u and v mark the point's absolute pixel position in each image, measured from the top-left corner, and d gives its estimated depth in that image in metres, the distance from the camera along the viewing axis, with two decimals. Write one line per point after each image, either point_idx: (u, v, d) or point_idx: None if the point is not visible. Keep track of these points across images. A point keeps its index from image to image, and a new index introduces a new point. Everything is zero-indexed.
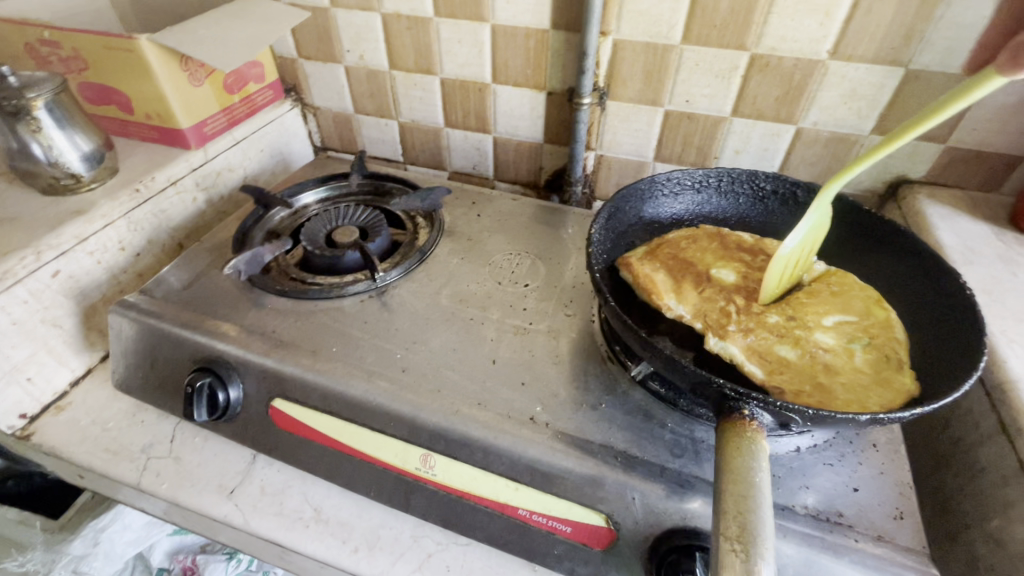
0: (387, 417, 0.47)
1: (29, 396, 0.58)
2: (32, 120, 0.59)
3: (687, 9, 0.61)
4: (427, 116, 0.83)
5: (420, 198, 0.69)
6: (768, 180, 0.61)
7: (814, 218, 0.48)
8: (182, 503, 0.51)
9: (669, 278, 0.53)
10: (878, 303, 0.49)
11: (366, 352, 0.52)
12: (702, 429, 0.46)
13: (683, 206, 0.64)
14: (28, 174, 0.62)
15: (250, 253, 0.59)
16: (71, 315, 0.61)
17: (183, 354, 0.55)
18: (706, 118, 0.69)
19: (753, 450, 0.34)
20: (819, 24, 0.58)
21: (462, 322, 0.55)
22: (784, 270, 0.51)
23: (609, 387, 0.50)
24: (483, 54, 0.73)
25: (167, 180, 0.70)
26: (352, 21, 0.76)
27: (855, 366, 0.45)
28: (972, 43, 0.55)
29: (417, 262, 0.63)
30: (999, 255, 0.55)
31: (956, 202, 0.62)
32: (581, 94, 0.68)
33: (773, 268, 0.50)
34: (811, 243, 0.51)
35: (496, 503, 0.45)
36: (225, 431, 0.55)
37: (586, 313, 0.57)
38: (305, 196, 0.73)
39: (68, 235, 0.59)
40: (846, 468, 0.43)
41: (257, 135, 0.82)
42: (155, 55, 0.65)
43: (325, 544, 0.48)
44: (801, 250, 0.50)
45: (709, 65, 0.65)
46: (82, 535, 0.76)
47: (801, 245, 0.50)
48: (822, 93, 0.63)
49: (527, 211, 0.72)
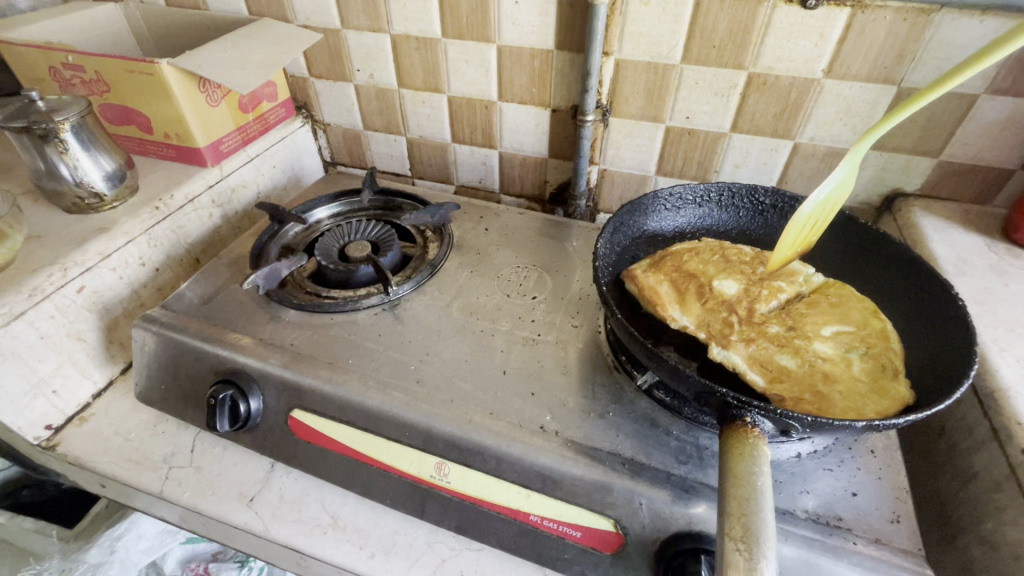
0: (403, 427, 0.49)
1: (54, 408, 0.60)
2: (59, 142, 0.61)
3: (687, 31, 0.64)
4: (435, 132, 0.85)
5: (431, 212, 0.72)
6: (767, 195, 0.63)
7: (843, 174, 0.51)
8: (203, 511, 0.53)
9: (673, 290, 0.55)
10: (875, 314, 0.51)
11: (381, 364, 0.54)
12: (706, 436, 0.48)
13: (686, 220, 0.66)
14: (54, 193, 0.65)
15: (269, 268, 0.62)
16: (94, 329, 0.63)
17: (204, 367, 0.57)
18: (706, 133, 0.71)
19: (755, 455, 0.36)
20: (814, 44, 0.60)
21: (473, 333, 0.57)
22: (805, 226, 0.55)
23: (616, 396, 0.51)
24: (489, 73, 0.75)
25: (185, 197, 0.72)
26: (363, 42, 0.78)
27: (853, 375, 0.47)
28: (961, 62, 0.58)
29: (428, 275, 0.65)
30: (991, 266, 0.57)
31: (949, 214, 0.64)
32: (585, 111, 0.71)
33: (795, 223, 0.53)
34: (834, 204, 0.54)
35: (508, 509, 0.47)
36: (245, 441, 0.57)
37: (592, 324, 0.59)
38: (318, 211, 0.76)
39: (93, 252, 0.61)
40: (846, 473, 0.45)
41: (270, 152, 0.84)
42: (175, 78, 0.68)
43: (343, 550, 0.50)
44: (824, 209, 0.54)
45: (709, 83, 0.67)
46: (99, 544, 0.78)
47: (824, 203, 0.53)
48: (818, 110, 0.65)
49: (533, 224, 0.75)
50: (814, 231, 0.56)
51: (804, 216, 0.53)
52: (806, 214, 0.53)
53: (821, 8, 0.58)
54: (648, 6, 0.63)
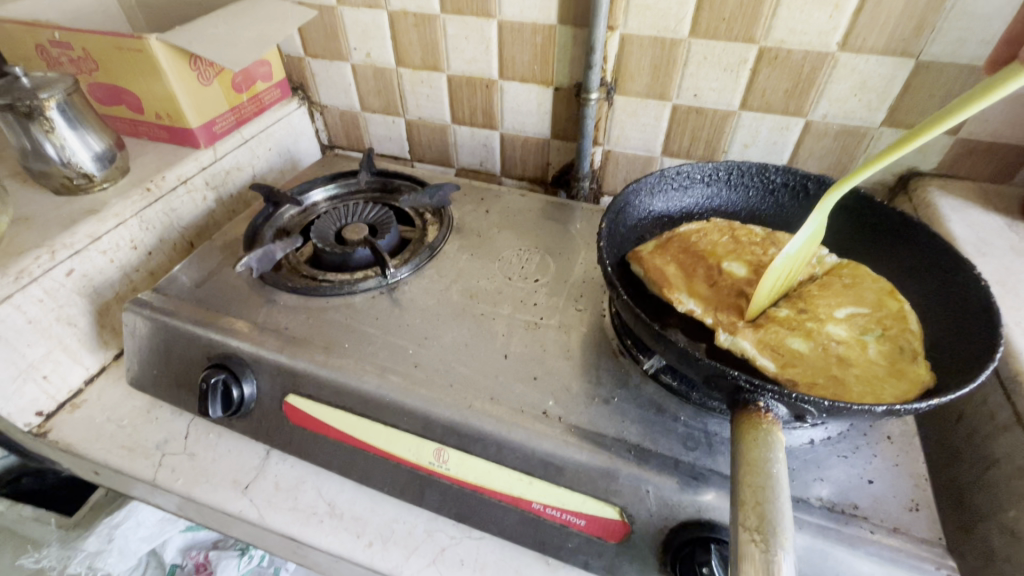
0: (401, 412, 0.47)
1: (45, 394, 0.59)
2: (46, 120, 0.59)
3: (695, 3, 0.61)
4: (434, 113, 0.83)
5: (428, 194, 0.70)
6: (778, 173, 0.61)
7: (815, 225, 0.48)
8: (197, 499, 0.52)
9: (680, 272, 0.53)
10: (892, 294, 0.48)
11: (379, 348, 0.52)
12: (715, 422, 0.46)
13: (693, 200, 0.64)
14: (41, 174, 0.63)
15: (262, 250, 0.60)
16: (85, 314, 0.61)
17: (197, 351, 0.55)
18: (714, 112, 0.69)
19: (769, 442, 0.34)
20: (829, 16, 0.58)
21: (473, 317, 0.56)
22: (778, 280, 0.50)
23: (621, 381, 0.50)
24: (490, 51, 0.73)
25: (177, 179, 0.70)
26: (359, 19, 0.76)
27: (868, 358, 0.45)
28: (984, 33, 0.55)
29: (427, 258, 0.63)
30: (1012, 247, 0.55)
31: (968, 194, 0.62)
32: (588, 89, 0.68)
33: (769, 277, 0.49)
34: (805, 253, 0.50)
35: (510, 497, 0.45)
36: (239, 427, 0.55)
37: (596, 308, 0.57)
38: (314, 193, 0.73)
39: (82, 235, 0.59)
40: (861, 460, 0.43)
41: (265, 134, 0.82)
42: (165, 54, 0.66)
43: (339, 538, 0.49)
44: (795, 259, 0.50)
45: (718, 59, 0.64)
46: (98, 532, 0.77)
47: (796, 253, 0.49)
48: (832, 85, 0.63)
49: (535, 207, 0.72)
50: (786, 282, 0.51)
51: (776, 270, 0.49)
52: (780, 264, 0.49)
53: None
54: None
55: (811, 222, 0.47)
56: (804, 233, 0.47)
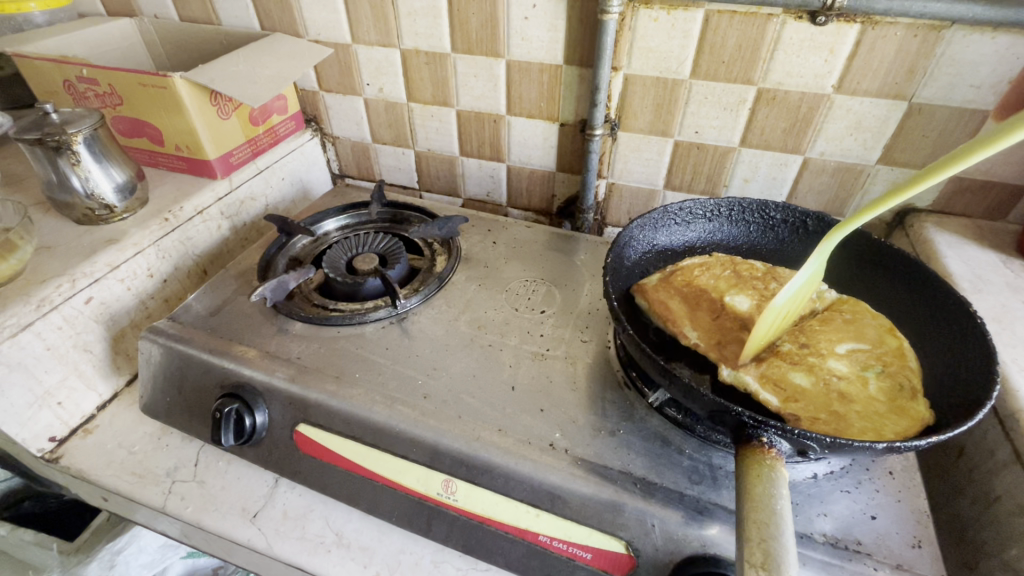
0: (410, 443, 0.48)
1: (58, 420, 0.60)
2: (72, 154, 0.62)
3: (696, 46, 0.64)
4: (443, 145, 0.85)
5: (438, 225, 0.71)
6: (778, 210, 0.63)
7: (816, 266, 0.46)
8: (205, 527, 0.52)
9: (684, 304, 0.54)
10: (890, 332, 0.50)
11: (388, 378, 0.53)
12: (719, 455, 0.47)
13: (696, 234, 0.66)
14: (64, 205, 0.65)
15: (276, 280, 0.61)
16: (101, 340, 0.63)
17: (210, 379, 0.56)
18: (715, 148, 0.71)
19: (773, 477, 0.35)
20: (824, 60, 0.60)
21: (481, 348, 0.57)
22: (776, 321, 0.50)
23: (626, 414, 0.50)
24: (498, 87, 0.76)
25: (194, 209, 0.72)
26: (372, 56, 0.79)
27: (869, 394, 0.45)
28: (973, 78, 0.57)
29: (436, 289, 0.64)
30: (1008, 283, 0.56)
31: (963, 230, 0.64)
32: (593, 125, 0.71)
33: (767, 317, 0.48)
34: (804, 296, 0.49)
35: (516, 529, 0.45)
36: (249, 455, 0.56)
37: (602, 339, 0.58)
38: (326, 223, 0.76)
39: (101, 264, 0.61)
40: (863, 495, 0.44)
41: (279, 164, 0.85)
42: (188, 91, 0.68)
43: (346, 569, 0.49)
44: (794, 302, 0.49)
45: (718, 98, 0.67)
46: (99, 557, 0.77)
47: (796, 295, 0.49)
48: (828, 125, 0.65)
49: (541, 238, 0.74)
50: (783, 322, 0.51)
51: (774, 310, 0.48)
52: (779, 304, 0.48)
53: (831, 24, 0.58)
54: (657, 22, 0.64)
55: (811, 266, 0.46)
56: (804, 275, 0.46)
